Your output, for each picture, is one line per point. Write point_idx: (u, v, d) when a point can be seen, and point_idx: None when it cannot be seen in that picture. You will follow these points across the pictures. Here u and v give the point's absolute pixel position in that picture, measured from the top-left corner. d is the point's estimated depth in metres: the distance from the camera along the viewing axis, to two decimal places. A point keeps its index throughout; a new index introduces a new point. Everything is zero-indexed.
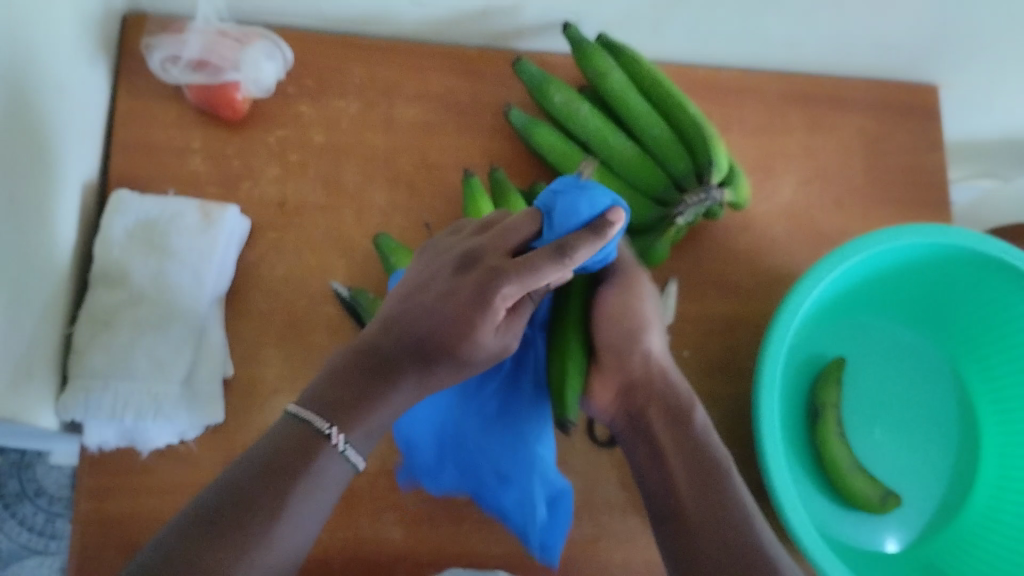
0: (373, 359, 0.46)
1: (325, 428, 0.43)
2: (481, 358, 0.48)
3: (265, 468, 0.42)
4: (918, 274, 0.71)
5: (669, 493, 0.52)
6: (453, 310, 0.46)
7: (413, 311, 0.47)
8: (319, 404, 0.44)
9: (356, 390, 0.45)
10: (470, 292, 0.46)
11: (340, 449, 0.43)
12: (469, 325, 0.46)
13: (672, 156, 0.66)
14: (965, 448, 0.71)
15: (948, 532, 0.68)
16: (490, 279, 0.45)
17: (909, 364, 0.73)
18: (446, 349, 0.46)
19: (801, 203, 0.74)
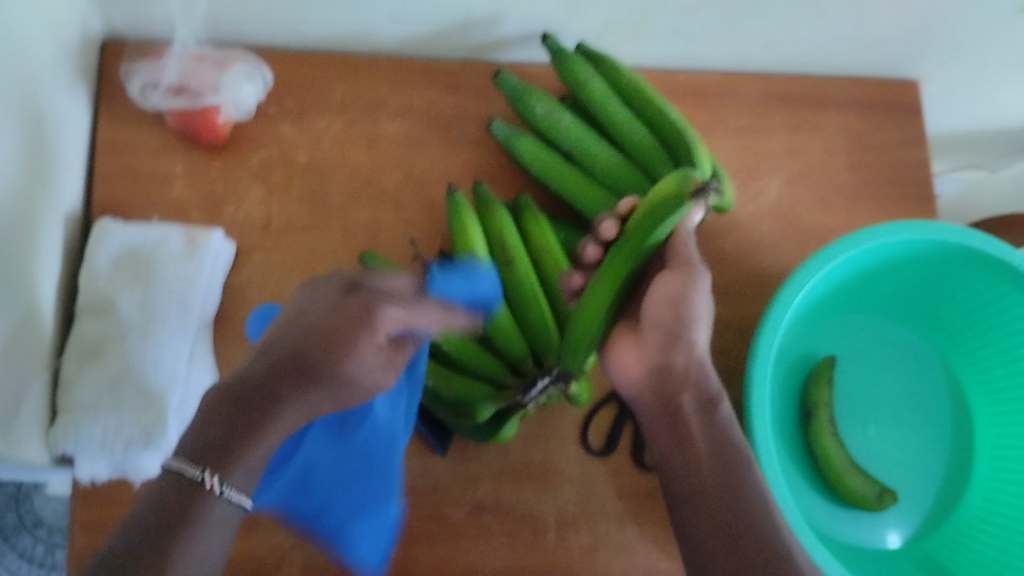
0: (245, 390, 0.43)
1: (200, 475, 0.40)
2: (361, 381, 0.47)
3: (143, 524, 0.39)
4: (904, 269, 0.71)
5: (690, 474, 0.51)
6: (326, 334, 0.45)
7: (290, 341, 0.45)
8: (195, 449, 0.41)
9: (234, 425, 0.42)
10: (351, 315, 0.46)
11: (219, 493, 0.40)
12: (346, 343, 0.46)
13: (657, 165, 0.66)
14: (957, 443, 0.72)
15: (944, 528, 0.69)
16: (371, 311, 0.47)
17: (900, 360, 0.74)
18: (323, 368, 0.45)
19: (787, 203, 0.75)
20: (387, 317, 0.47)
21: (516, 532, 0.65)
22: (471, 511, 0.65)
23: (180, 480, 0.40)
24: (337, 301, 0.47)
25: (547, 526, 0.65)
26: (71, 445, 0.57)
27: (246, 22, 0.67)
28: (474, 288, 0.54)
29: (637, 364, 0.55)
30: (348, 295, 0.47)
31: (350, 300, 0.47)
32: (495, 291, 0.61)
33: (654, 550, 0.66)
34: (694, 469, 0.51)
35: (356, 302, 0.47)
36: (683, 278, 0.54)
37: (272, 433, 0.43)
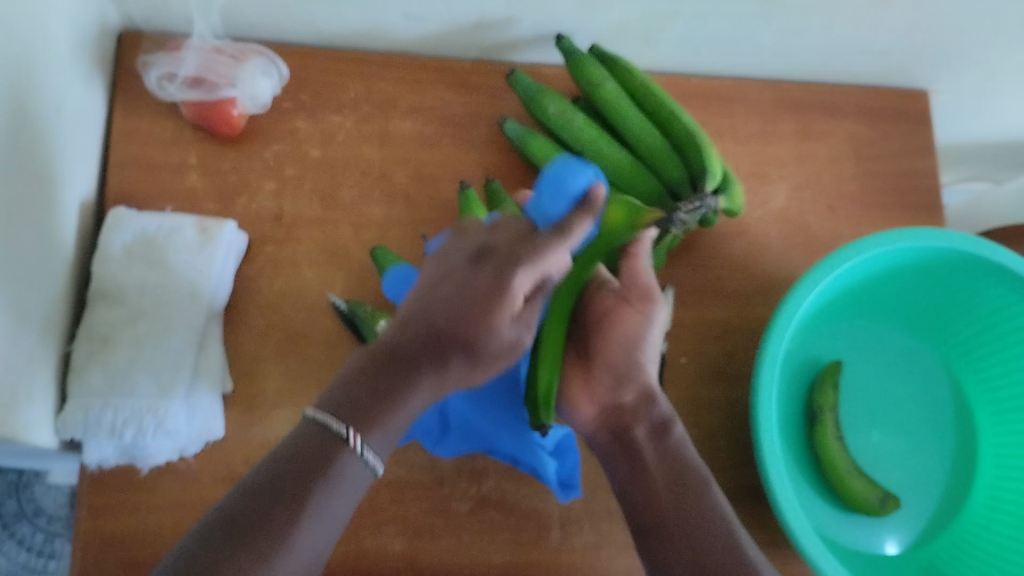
0: (391, 358, 0.45)
1: (342, 430, 0.43)
2: (493, 354, 0.47)
3: (285, 468, 0.42)
4: (912, 276, 0.71)
5: (650, 499, 0.54)
6: (472, 306, 0.45)
7: (442, 307, 0.46)
8: (338, 403, 0.44)
9: (374, 389, 0.44)
10: (490, 281, 0.46)
11: (360, 452, 0.43)
12: (482, 318, 0.45)
13: (668, 167, 0.67)
14: (960, 451, 0.72)
15: (947, 534, 0.69)
16: (509, 266, 0.46)
17: (905, 367, 0.74)
18: (466, 343, 0.45)
19: (795, 209, 0.75)
20: (521, 285, 0.45)
21: (519, 528, 0.65)
22: (475, 506, 0.65)
23: (328, 435, 0.43)
24: (459, 265, 0.47)
25: (551, 523, 0.65)
26: (80, 431, 0.58)
27: (263, 16, 0.67)
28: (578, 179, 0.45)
29: (590, 403, 0.59)
30: (480, 264, 0.47)
31: (483, 270, 0.46)
32: None
33: None
34: (653, 493, 0.54)
35: (490, 275, 0.46)
36: (640, 311, 0.57)
37: (407, 401, 0.45)
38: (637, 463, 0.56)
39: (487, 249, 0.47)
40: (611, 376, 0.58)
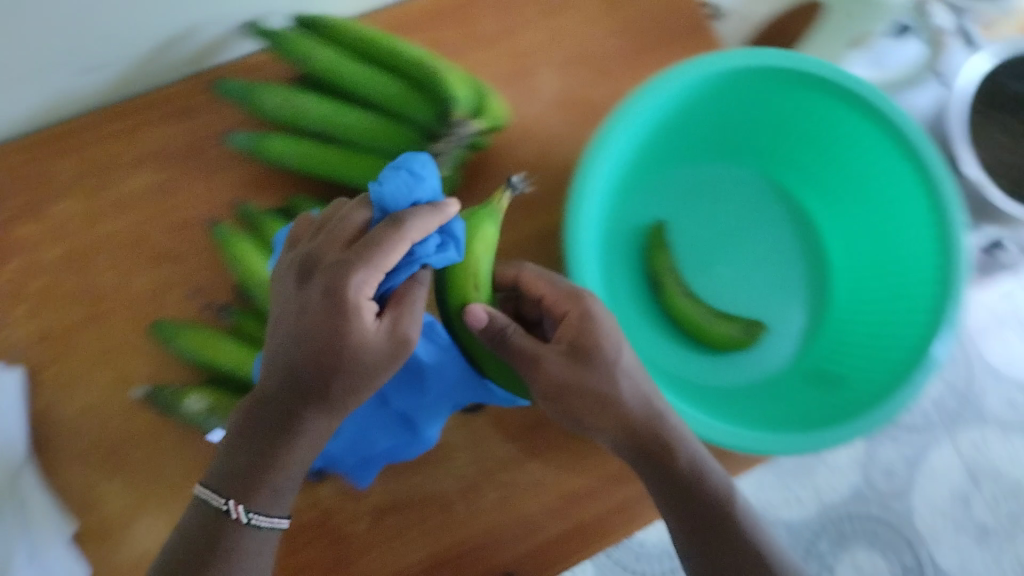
0: (270, 429, 0.47)
1: (225, 504, 0.48)
2: (369, 366, 0.46)
3: (192, 547, 0.49)
4: (697, 111, 0.68)
5: (674, 525, 0.54)
6: (319, 341, 0.45)
7: (291, 360, 0.46)
8: (225, 479, 0.48)
9: (253, 450, 0.48)
10: (361, 330, 0.46)
11: (247, 521, 0.49)
12: (325, 349, 0.45)
13: (416, 111, 0.62)
14: (809, 248, 0.72)
15: (824, 333, 0.70)
16: (327, 300, 0.45)
17: (737, 196, 0.73)
18: (321, 384, 0.46)
19: (570, 88, 0.70)
20: (360, 350, 0.46)
21: (422, 518, 0.65)
22: (371, 520, 0.64)
23: (211, 509, 0.49)
24: (312, 299, 0.46)
25: (451, 500, 0.65)
26: None
27: None
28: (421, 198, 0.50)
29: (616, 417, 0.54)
30: (310, 291, 0.46)
31: (313, 290, 0.46)
32: None
33: (560, 475, 0.66)
34: (674, 512, 0.54)
35: (321, 291, 0.46)
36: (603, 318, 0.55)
37: (297, 448, 0.48)
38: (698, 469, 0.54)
39: (329, 296, 0.45)
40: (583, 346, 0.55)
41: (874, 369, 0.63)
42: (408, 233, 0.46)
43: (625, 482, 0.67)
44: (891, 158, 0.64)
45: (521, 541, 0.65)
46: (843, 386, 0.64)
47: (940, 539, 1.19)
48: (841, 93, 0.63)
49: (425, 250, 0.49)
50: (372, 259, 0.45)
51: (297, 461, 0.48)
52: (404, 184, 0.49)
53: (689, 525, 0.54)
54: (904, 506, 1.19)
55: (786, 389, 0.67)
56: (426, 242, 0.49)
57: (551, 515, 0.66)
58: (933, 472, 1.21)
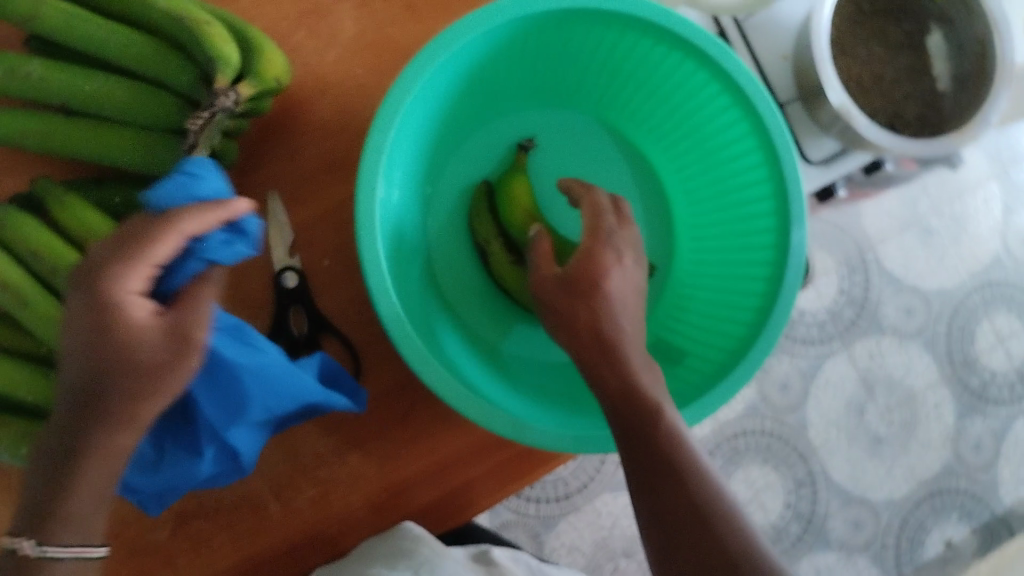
0: (63, 448, 0.43)
1: (16, 545, 0.43)
2: (150, 365, 0.43)
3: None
4: (512, 59, 0.61)
5: (633, 462, 0.48)
6: (99, 339, 0.42)
7: (73, 377, 0.43)
8: (22, 521, 0.44)
9: (45, 482, 0.43)
10: (143, 331, 0.42)
11: (42, 553, 0.43)
12: (100, 350, 0.42)
13: (170, 71, 0.53)
14: (645, 192, 0.69)
15: (663, 295, 0.67)
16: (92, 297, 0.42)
17: (569, 151, 0.69)
18: (100, 393, 0.42)
19: (372, 29, 0.62)
20: (139, 348, 0.42)
21: (231, 521, 0.58)
22: (172, 526, 0.58)
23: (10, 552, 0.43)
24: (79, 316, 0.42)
25: (264, 498, 0.59)
26: None
27: None
28: (208, 191, 0.48)
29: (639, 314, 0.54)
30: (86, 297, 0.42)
31: (80, 299, 0.42)
32: (54, 308, 0.52)
33: (385, 465, 0.60)
34: (638, 453, 0.48)
35: (84, 300, 0.42)
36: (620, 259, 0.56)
37: (90, 471, 0.43)
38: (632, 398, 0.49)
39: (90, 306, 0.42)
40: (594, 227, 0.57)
41: (710, 341, 0.60)
42: (179, 227, 0.43)
43: (456, 469, 0.61)
44: (730, 113, 0.58)
45: (343, 536, 0.60)
46: (682, 357, 0.61)
47: (834, 450, 1.18)
48: (675, 43, 0.57)
49: (207, 245, 0.46)
50: (136, 252, 0.42)
51: (94, 482, 0.44)
52: (180, 186, 0.46)
53: (649, 473, 0.48)
54: (798, 420, 1.18)
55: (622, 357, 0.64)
56: (210, 235, 0.46)
57: (376, 506, 0.60)
58: (828, 382, 1.19)
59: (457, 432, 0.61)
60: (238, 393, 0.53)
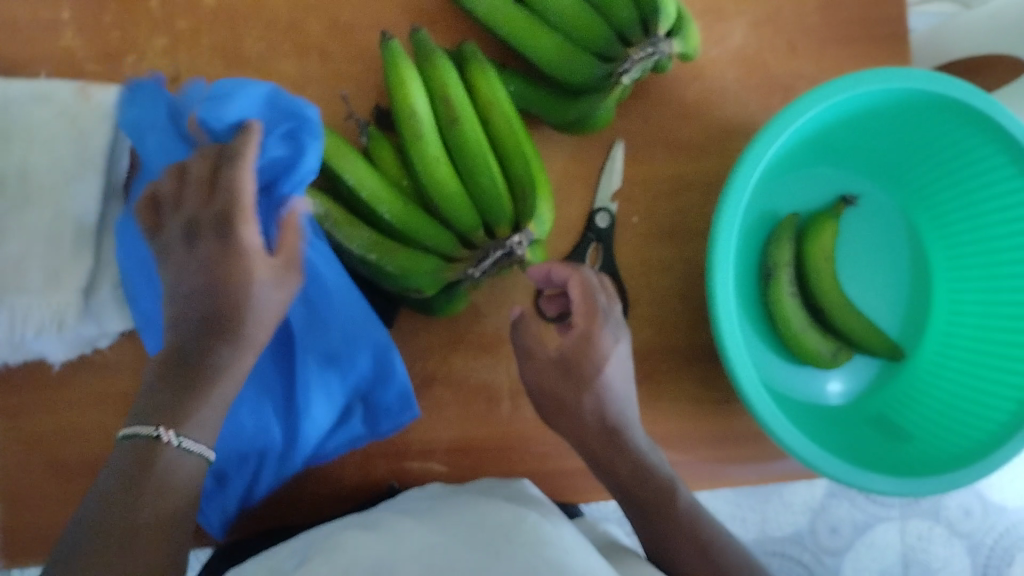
0: (176, 361, 0.41)
1: (153, 432, 0.39)
2: (247, 316, 0.42)
3: (112, 490, 0.37)
4: (866, 120, 0.65)
5: (651, 519, 0.52)
6: (217, 281, 0.42)
7: (207, 289, 0.42)
8: (160, 415, 0.39)
9: (179, 386, 0.40)
10: (217, 230, 0.43)
11: (175, 446, 0.39)
12: (216, 308, 0.42)
13: (615, 7, 0.59)
14: (916, 293, 0.70)
15: (896, 384, 0.68)
16: (224, 239, 0.43)
17: (869, 227, 0.70)
18: (230, 326, 0.42)
19: (754, 47, 0.68)
20: (259, 293, 0.43)
21: (469, 403, 0.63)
22: (421, 385, 0.62)
23: (138, 447, 0.39)
24: (186, 206, 0.45)
25: (501, 396, 0.63)
26: None
27: None
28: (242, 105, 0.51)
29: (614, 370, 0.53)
30: (194, 245, 0.44)
31: (199, 251, 0.43)
32: (438, 152, 0.57)
33: None
34: (644, 506, 0.52)
35: (211, 243, 0.43)
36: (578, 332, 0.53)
37: (217, 390, 0.41)
38: (643, 475, 0.52)
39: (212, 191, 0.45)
40: (583, 302, 0.53)
41: (946, 440, 0.64)
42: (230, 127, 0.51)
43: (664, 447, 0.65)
44: None
45: (552, 458, 0.64)
46: (910, 445, 0.65)
47: None
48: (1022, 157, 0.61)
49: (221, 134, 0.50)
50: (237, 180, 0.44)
51: (212, 410, 0.41)
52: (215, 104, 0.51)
53: (680, 530, 0.51)
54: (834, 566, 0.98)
55: (853, 429, 0.66)
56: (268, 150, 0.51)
57: None
58: (874, 544, 0.99)
59: (682, 413, 0.65)
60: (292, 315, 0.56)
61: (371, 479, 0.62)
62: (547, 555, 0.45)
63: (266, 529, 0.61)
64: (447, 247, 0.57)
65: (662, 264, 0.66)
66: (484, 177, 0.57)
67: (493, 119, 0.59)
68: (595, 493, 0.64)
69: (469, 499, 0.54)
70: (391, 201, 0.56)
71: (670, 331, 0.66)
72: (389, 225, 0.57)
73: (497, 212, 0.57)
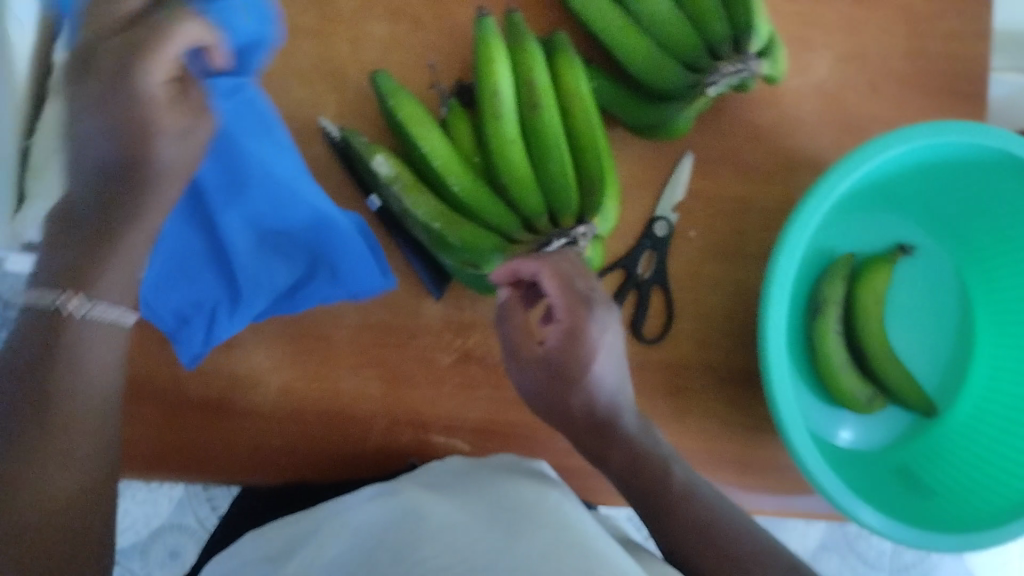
0: (76, 214, 0.39)
1: (54, 301, 0.38)
2: (161, 167, 0.39)
3: (31, 351, 0.38)
4: (936, 172, 0.66)
5: (655, 510, 0.49)
6: (119, 133, 0.38)
7: (104, 140, 0.38)
8: (49, 280, 0.39)
9: (82, 237, 0.39)
10: (114, 87, 0.37)
11: (74, 312, 0.39)
12: (106, 187, 0.39)
13: (708, 19, 0.59)
14: (958, 353, 0.70)
15: (925, 439, 0.68)
16: (127, 87, 0.37)
17: (921, 280, 0.70)
18: (123, 201, 0.39)
19: (835, 83, 0.68)
20: (163, 150, 0.39)
21: (501, 387, 0.63)
22: (458, 362, 0.62)
23: (33, 315, 0.39)
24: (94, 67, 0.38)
25: None
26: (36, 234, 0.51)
27: None
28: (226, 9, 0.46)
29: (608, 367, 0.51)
30: (87, 77, 0.38)
31: (94, 68, 0.38)
32: (515, 135, 0.57)
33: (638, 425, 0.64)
34: (648, 498, 0.49)
35: (105, 68, 0.37)
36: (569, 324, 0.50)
37: (109, 273, 0.40)
38: (637, 465, 0.50)
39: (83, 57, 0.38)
40: (563, 291, 0.50)
41: (970, 501, 0.63)
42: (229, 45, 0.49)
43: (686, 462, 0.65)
44: None
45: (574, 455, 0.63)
46: (934, 501, 0.64)
47: None
48: None
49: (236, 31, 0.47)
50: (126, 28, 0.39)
51: (120, 275, 0.40)
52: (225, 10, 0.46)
53: (688, 525, 0.48)
54: None
55: (876, 476, 0.66)
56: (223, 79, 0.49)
57: None
58: None
59: (708, 431, 0.65)
60: (239, 172, 0.53)
61: (393, 446, 0.62)
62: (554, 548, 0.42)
63: (284, 478, 0.62)
64: (506, 227, 0.57)
65: (712, 282, 0.66)
66: (555, 165, 0.57)
67: (573, 111, 0.59)
68: (610, 497, 0.64)
69: (499, 481, 0.54)
70: (461, 174, 0.57)
71: (710, 348, 0.66)
72: (455, 198, 0.58)
73: (562, 201, 0.57)
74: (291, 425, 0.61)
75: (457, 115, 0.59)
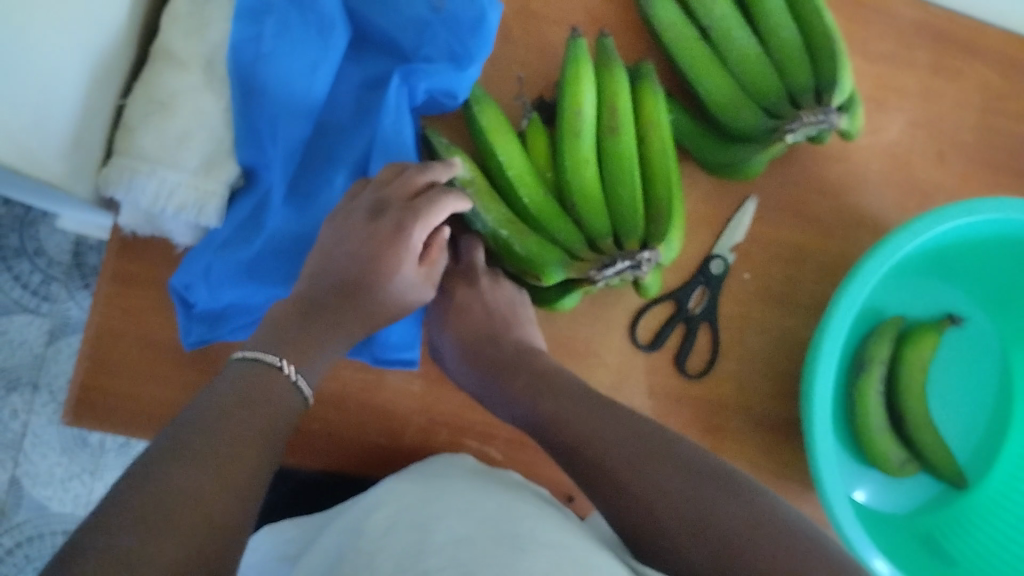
0: (315, 306, 0.50)
1: (278, 362, 0.45)
2: (390, 295, 0.53)
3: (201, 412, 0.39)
4: (996, 248, 0.66)
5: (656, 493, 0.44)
6: (365, 263, 0.52)
7: (350, 263, 0.52)
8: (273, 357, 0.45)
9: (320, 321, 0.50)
10: (390, 235, 0.53)
11: (293, 378, 0.45)
12: (352, 291, 0.52)
13: (795, 71, 0.60)
14: (993, 428, 0.70)
15: (951, 508, 0.69)
16: (397, 239, 0.52)
17: (966, 352, 0.70)
18: (368, 294, 0.52)
19: (905, 147, 0.69)
20: (405, 275, 0.54)
21: None
22: None
23: (264, 366, 0.44)
24: (356, 216, 0.53)
25: None
26: (121, 192, 0.52)
27: None
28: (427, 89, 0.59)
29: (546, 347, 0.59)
30: (378, 218, 0.53)
31: (385, 222, 0.53)
32: (590, 157, 0.58)
33: None
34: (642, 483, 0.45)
35: (390, 222, 0.53)
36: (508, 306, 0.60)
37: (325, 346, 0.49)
38: (628, 449, 0.47)
39: (380, 204, 0.53)
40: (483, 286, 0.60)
41: None
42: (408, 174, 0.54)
43: None
44: None
45: None
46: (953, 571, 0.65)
47: None
48: None
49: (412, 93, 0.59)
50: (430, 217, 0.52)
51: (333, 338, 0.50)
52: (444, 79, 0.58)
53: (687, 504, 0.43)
54: None
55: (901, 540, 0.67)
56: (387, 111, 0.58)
57: None
58: None
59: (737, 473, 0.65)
60: None
61: (427, 443, 0.63)
62: (577, 557, 0.41)
63: (318, 464, 0.62)
64: (572, 246, 0.58)
65: (760, 325, 0.66)
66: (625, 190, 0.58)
67: (649, 141, 0.60)
68: None
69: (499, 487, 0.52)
70: (534, 187, 0.58)
71: (750, 390, 0.66)
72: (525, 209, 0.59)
73: (629, 225, 0.58)
74: (331, 411, 0.61)
75: (538, 131, 0.61)
